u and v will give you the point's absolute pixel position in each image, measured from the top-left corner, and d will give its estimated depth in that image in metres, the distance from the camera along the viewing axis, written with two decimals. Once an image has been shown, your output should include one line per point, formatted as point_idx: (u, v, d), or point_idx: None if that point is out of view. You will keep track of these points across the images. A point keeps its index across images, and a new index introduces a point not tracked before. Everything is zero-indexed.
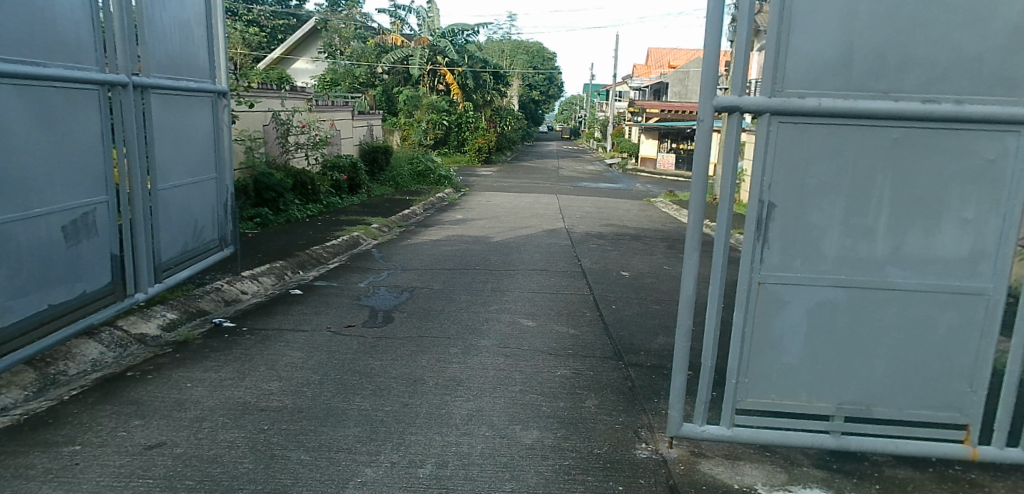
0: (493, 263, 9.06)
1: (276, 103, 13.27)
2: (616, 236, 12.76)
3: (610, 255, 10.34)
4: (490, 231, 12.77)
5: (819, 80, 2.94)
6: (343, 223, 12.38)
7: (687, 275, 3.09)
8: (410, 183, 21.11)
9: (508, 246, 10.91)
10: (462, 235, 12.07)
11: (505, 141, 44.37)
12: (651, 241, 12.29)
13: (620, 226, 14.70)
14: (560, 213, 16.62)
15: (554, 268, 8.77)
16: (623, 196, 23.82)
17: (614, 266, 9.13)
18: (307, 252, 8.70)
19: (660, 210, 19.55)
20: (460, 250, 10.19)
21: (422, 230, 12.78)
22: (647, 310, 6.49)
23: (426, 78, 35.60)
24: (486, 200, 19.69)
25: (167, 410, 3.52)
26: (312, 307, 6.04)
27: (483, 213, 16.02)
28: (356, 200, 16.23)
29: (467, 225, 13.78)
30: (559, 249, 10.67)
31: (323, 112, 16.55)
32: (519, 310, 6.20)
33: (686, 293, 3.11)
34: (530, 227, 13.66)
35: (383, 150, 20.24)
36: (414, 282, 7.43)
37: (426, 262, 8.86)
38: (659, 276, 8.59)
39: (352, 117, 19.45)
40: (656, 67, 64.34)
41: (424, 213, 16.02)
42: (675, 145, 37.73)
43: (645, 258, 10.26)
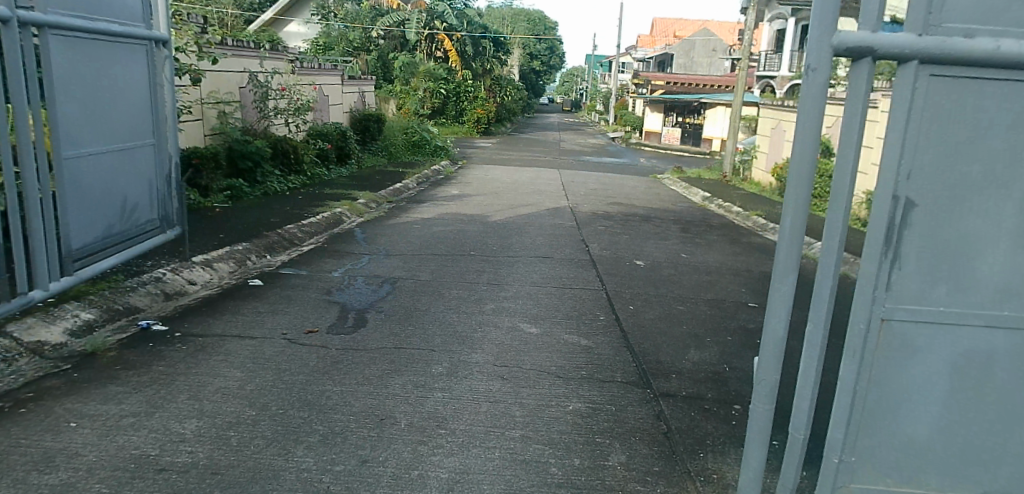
0: (490, 248, 8.03)
1: (254, 64, 12.04)
2: (624, 216, 11.72)
3: (620, 239, 9.31)
4: (488, 209, 11.73)
5: (993, 11, 1.87)
6: (327, 197, 11.32)
7: (777, 308, 2.04)
8: (404, 155, 20.02)
9: (507, 226, 9.88)
10: (456, 213, 11.02)
11: (504, 112, 43.04)
12: (662, 223, 11.25)
13: (627, 205, 13.67)
14: (563, 190, 15.55)
15: (559, 255, 7.74)
16: (628, 171, 22.71)
17: (625, 254, 8.12)
18: (280, 232, 7.65)
19: (668, 188, 18.48)
20: (453, 231, 9.15)
21: (413, 206, 11.74)
22: (671, 312, 5.47)
23: (423, 44, 34.17)
24: (484, 174, 18.59)
25: (25, 473, 2.54)
26: (269, 304, 5.01)
27: (480, 189, 14.95)
28: (343, 172, 15.16)
29: (462, 201, 12.72)
30: (563, 231, 9.64)
31: (309, 75, 15.35)
32: (519, 311, 5.21)
33: (774, 333, 2.07)
34: (531, 206, 12.60)
35: (375, 118, 19.05)
36: (397, 272, 6.39)
37: (414, 246, 7.83)
38: (678, 267, 7.57)
39: (342, 83, 18.22)
40: (662, 38, 62.56)
41: (417, 187, 14.93)
42: (681, 119, 36.46)
43: (658, 244, 9.24)
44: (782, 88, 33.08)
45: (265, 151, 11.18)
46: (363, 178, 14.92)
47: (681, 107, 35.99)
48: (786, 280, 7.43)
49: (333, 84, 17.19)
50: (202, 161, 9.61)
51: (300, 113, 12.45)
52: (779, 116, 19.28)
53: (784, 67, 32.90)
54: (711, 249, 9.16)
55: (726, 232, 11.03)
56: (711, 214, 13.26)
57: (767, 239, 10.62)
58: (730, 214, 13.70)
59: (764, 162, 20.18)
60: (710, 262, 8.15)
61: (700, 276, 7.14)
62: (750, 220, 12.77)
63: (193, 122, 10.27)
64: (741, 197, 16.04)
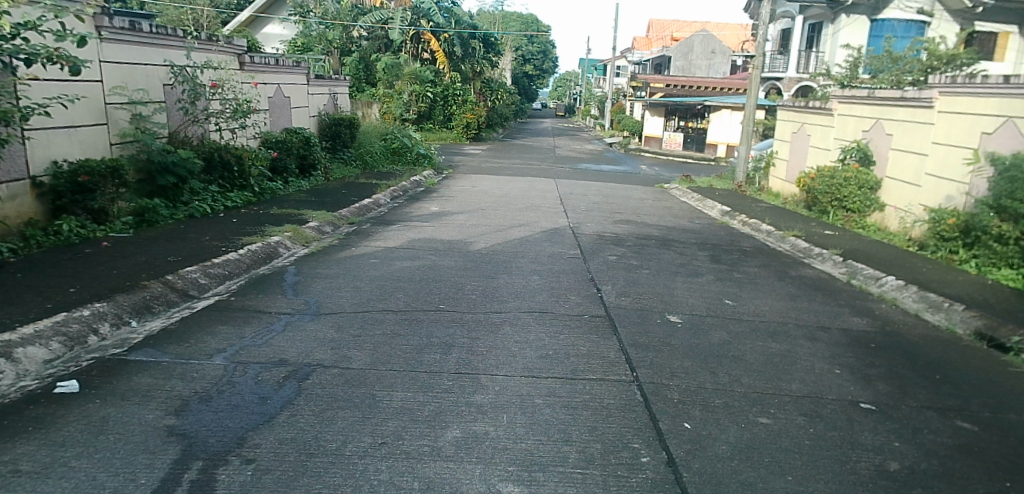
0: (463, 297, 5.83)
1: (181, 56, 9.79)
2: (637, 240, 9.55)
3: (637, 277, 7.15)
4: (468, 233, 9.51)
5: None
6: (270, 219, 9.13)
7: None
8: (381, 163, 17.96)
9: (491, 259, 7.68)
10: (426, 239, 8.81)
11: (496, 118, 40.93)
12: (685, 249, 9.15)
13: (638, 224, 11.51)
14: (561, 203, 13.47)
15: (560, 308, 5.56)
16: (629, 180, 20.68)
17: (651, 302, 5.95)
18: (168, 279, 5.42)
19: (678, 200, 16.44)
20: (416, 268, 6.95)
21: (376, 229, 9.52)
22: (749, 436, 3.33)
23: (408, 45, 32.04)
24: (471, 185, 16.51)
25: None
26: (53, 451, 2.81)
27: (463, 204, 12.76)
28: (303, 185, 13.04)
29: (438, 222, 10.51)
30: (564, 266, 7.46)
31: (263, 73, 13.18)
32: (499, 447, 3.04)
33: None
34: (522, 227, 10.41)
35: (347, 123, 16.85)
36: (317, 352, 4.19)
37: (358, 297, 5.62)
38: (729, 326, 5.40)
39: (308, 83, 16.03)
40: (659, 40, 60.61)
41: (390, 202, 12.81)
42: (682, 123, 34.30)
43: (687, 282, 7.09)
44: (789, 90, 30.91)
45: (193, 163, 9.01)
46: (327, 193, 12.71)
47: (682, 110, 33.95)
48: (882, 346, 5.27)
49: (295, 83, 15.00)
50: (95, 177, 7.30)
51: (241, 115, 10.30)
52: (801, 118, 17.07)
53: (789, 68, 30.68)
54: (757, 291, 6.99)
55: (765, 260, 8.87)
56: (738, 235, 11.12)
57: (819, 271, 8.46)
58: (759, 234, 11.56)
59: (783, 170, 18.07)
60: (765, 314, 5.99)
61: (764, 345, 4.97)
62: (786, 241, 10.62)
63: (95, 126, 8.06)
64: (766, 212, 13.97)
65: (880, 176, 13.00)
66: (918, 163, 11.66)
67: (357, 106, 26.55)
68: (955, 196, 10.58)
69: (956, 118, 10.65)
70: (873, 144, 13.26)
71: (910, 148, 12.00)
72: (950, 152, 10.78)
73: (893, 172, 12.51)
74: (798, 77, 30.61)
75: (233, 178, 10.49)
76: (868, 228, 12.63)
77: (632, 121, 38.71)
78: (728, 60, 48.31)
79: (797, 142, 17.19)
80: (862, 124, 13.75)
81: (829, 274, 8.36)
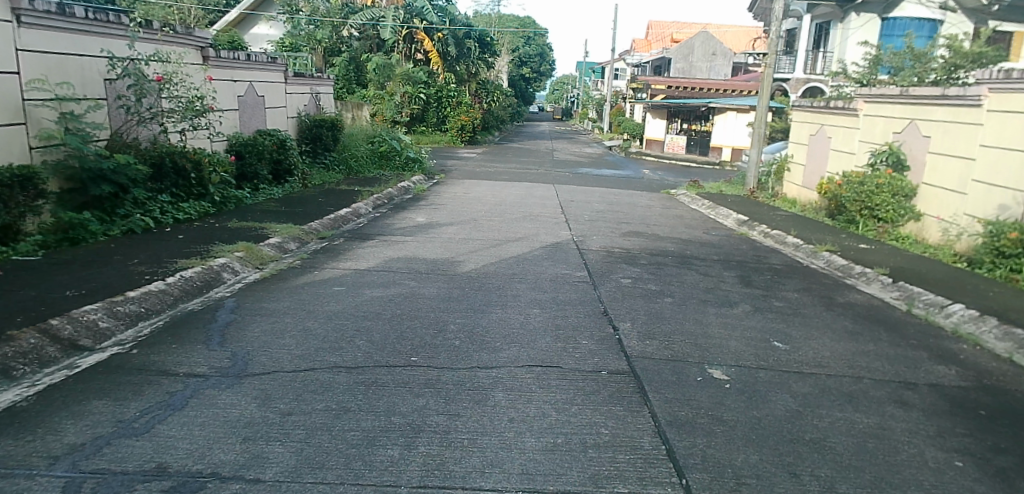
0: (442, 344, 4.51)
1: (123, 47, 8.49)
2: (652, 258, 8.28)
3: (661, 308, 5.87)
4: (456, 250, 8.19)
5: None
6: (223, 234, 7.81)
7: None
8: (368, 169, 16.65)
9: (481, 284, 6.37)
10: (405, 259, 7.49)
11: (492, 120, 39.68)
12: (709, 269, 7.85)
13: (649, 237, 10.25)
14: (562, 213, 12.18)
15: (569, 359, 4.28)
16: (633, 185, 19.44)
17: (684, 348, 4.67)
18: (49, 326, 4.07)
19: (688, 207, 15.17)
20: (389, 299, 5.64)
21: (350, 245, 8.21)
22: None
23: (401, 45, 30.85)
24: (464, 192, 15.23)
25: None
26: None
27: (453, 214, 11.45)
28: (275, 194, 11.72)
29: (424, 236, 9.20)
30: (570, 293, 6.18)
31: (233, 69, 11.88)
32: None
33: None
34: (519, 241, 9.12)
35: (329, 125, 15.56)
36: (220, 452, 2.87)
37: (303, 347, 4.30)
38: (792, 389, 4.11)
39: (286, 81, 14.72)
40: (658, 42, 59.47)
41: (373, 212, 11.50)
42: (685, 126, 33.04)
43: (722, 314, 5.81)
44: (796, 92, 29.53)
45: (135, 169, 7.72)
46: (301, 201, 11.41)
47: (685, 113, 32.75)
48: (999, 414, 3.96)
49: (271, 81, 13.71)
50: None
51: (195, 114, 9.05)
52: (820, 120, 15.81)
53: (797, 68, 29.40)
54: (808, 326, 5.70)
55: (803, 283, 7.57)
56: (764, 250, 9.85)
57: (870, 297, 7.16)
58: (785, 248, 10.30)
59: (800, 175, 16.81)
60: (829, 364, 4.69)
61: (846, 418, 3.68)
62: (819, 258, 9.36)
63: (9, 127, 6.77)
64: (788, 222, 12.68)
65: (915, 182, 11.74)
66: (964, 168, 10.40)
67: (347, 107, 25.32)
68: (1011, 205, 9.31)
69: (1009, 118, 9.40)
70: (908, 147, 12.01)
71: (952, 152, 10.75)
72: (1003, 155, 9.53)
73: (931, 178, 11.26)
74: (806, 77, 29.32)
75: (190, 187, 9.21)
76: (902, 239, 11.38)
77: (633, 124, 37.45)
78: (729, 62, 47.10)
79: (816, 146, 15.94)
80: (893, 126, 12.50)
81: (882, 300, 7.07)
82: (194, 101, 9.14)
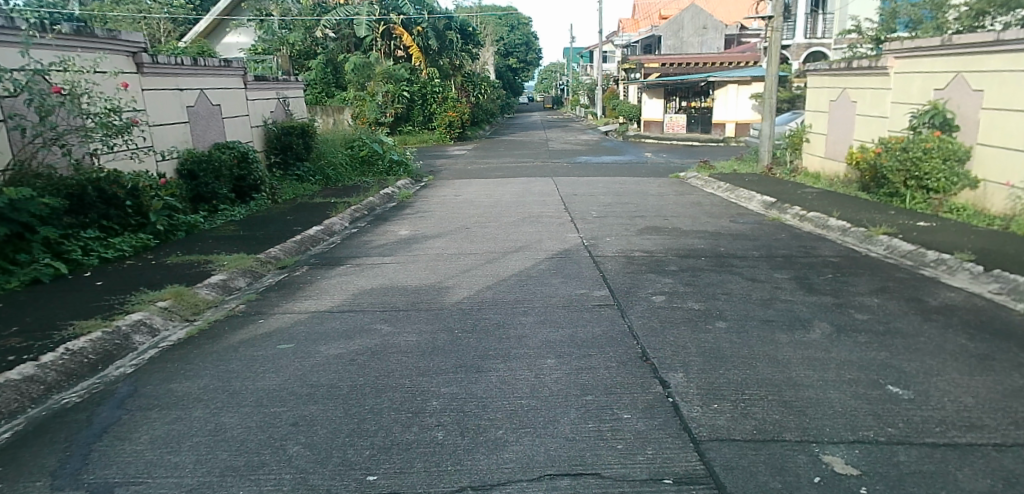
0: (417, 440, 3.04)
1: (11, 56, 6.93)
2: (683, 263, 6.83)
3: (715, 338, 4.42)
4: (442, 271, 6.71)
5: None
6: (156, 273, 6.35)
7: None
8: (348, 177, 15.14)
9: (474, 321, 4.89)
10: (379, 289, 6.02)
11: (481, 114, 38.10)
12: (755, 271, 6.38)
13: (672, 233, 8.77)
14: (565, 211, 10.71)
15: (609, 458, 2.82)
16: (638, 171, 17.93)
17: (771, 415, 3.22)
18: None
19: (703, 191, 13.68)
20: (348, 359, 4.15)
21: (313, 275, 6.73)
22: None
23: (379, 42, 29.37)
24: (454, 194, 13.74)
25: None
26: None
27: (441, 223, 9.95)
28: (238, 216, 10.26)
29: (405, 254, 7.72)
30: (591, 326, 4.71)
31: (177, 76, 10.31)
32: None
33: None
34: (519, 252, 7.65)
35: (299, 132, 14.03)
36: None
37: (204, 470, 2.82)
38: (961, 488, 2.64)
39: (247, 86, 13.15)
40: (646, 21, 57.79)
41: (351, 226, 10.01)
42: (684, 104, 31.49)
43: (798, 341, 4.35)
44: (797, 59, 28.22)
45: (40, 203, 6.26)
46: (266, 221, 9.91)
47: (683, 90, 31.24)
48: None
49: (225, 88, 12.12)
50: None
51: (111, 133, 7.53)
52: (842, 83, 14.26)
53: (796, 34, 28.08)
54: (918, 351, 4.22)
55: (876, 282, 6.08)
56: (808, 240, 8.36)
57: (965, 295, 5.67)
58: (829, 233, 8.83)
59: (822, 146, 15.31)
60: (985, 424, 3.21)
61: None
62: (877, 243, 7.89)
63: None
64: (821, 200, 11.18)
65: (968, 143, 10.25)
66: None
67: (314, 113, 25.14)
68: None
69: None
70: (955, 104, 10.52)
71: (1012, 106, 9.30)
72: None
73: (990, 138, 9.79)
74: (807, 42, 28.13)
75: (126, 216, 7.75)
76: (961, 211, 9.94)
77: (628, 106, 35.83)
78: (721, 35, 45.28)
79: (839, 112, 14.42)
80: (934, 82, 11.03)
81: (984, 298, 5.58)
82: (110, 115, 7.64)
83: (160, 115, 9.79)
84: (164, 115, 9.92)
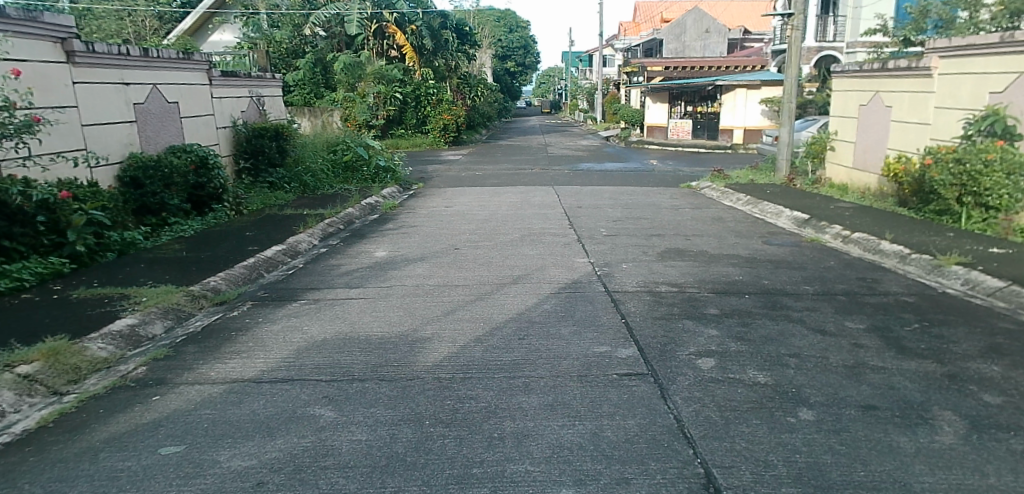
0: None
1: None
2: (725, 305, 5.43)
3: (808, 445, 3.01)
4: (418, 312, 5.28)
5: None
6: (51, 314, 4.94)
7: None
8: (328, 184, 13.69)
9: (455, 404, 3.47)
10: (333, 342, 4.58)
11: (478, 117, 36.71)
12: (821, 321, 4.98)
13: (699, 259, 7.37)
14: (570, 228, 9.31)
15: None
16: (647, 180, 16.54)
17: None
18: None
19: (721, 205, 12.31)
20: (255, 484, 2.71)
21: (256, 314, 5.28)
22: None
23: (370, 41, 28.02)
24: (445, 205, 12.32)
25: None
26: None
27: (426, 242, 8.53)
28: (191, 230, 8.85)
29: (378, 284, 6.31)
30: (621, 416, 3.30)
31: (120, 68, 8.88)
32: None
33: None
34: (518, 283, 6.25)
35: (271, 134, 12.63)
36: None
37: None
38: None
39: (213, 82, 11.70)
40: (647, 25, 56.45)
41: (321, 245, 8.56)
42: (690, 108, 30.13)
43: (929, 456, 2.94)
44: (808, 62, 26.90)
45: None
46: (220, 237, 8.45)
47: (689, 94, 29.89)
48: None
49: (184, 84, 10.63)
50: None
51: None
52: (874, 86, 12.90)
53: (807, 37, 26.75)
54: None
55: (982, 338, 4.67)
56: (865, 271, 6.94)
57: None
58: (886, 261, 7.47)
59: (850, 154, 13.94)
60: None
61: None
62: (951, 276, 6.51)
63: None
64: (862, 217, 9.79)
65: None
66: None
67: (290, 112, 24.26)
68: None
69: None
70: (1016, 110, 9.19)
71: None
72: None
73: None
74: (818, 46, 26.76)
75: (37, 236, 6.38)
76: None
77: (631, 110, 34.10)
78: (723, 39, 44.03)
79: (870, 118, 13.05)
80: (988, 84, 9.70)
81: None
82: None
83: (95, 112, 8.33)
84: (101, 113, 8.45)
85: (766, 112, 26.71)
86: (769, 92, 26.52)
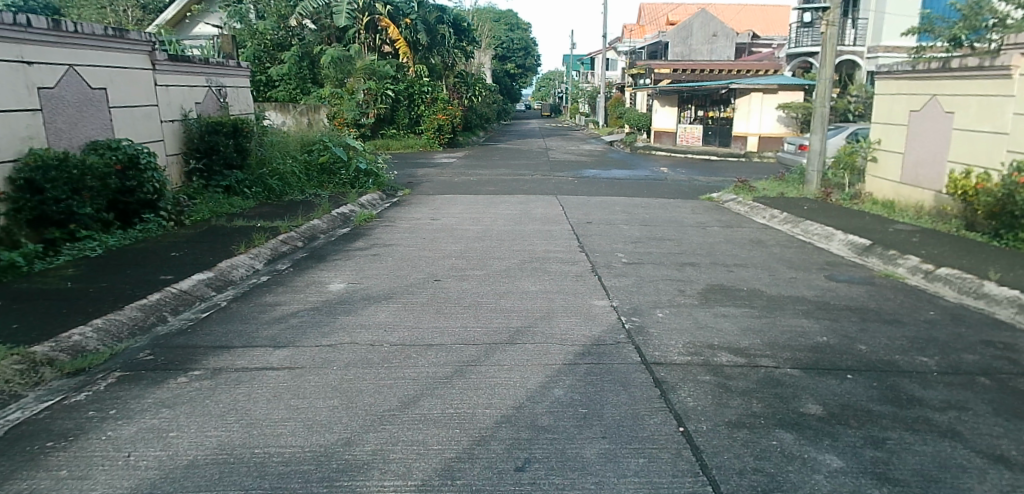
0: None
1: None
2: (826, 396, 3.60)
3: None
4: (360, 400, 3.45)
5: None
6: None
7: None
8: (298, 188, 11.85)
9: None
10: (202, 472, 2.73)
11: (476, 119, 34.86)
12: (988, 436, 3.17)
13: (756, 304, 5.55)
14: (582, 253, 7.47)
15: None
16: (662, 191, 14.72)
17: None
18: None
19: (755, 223, 10.49)
20: None
21: (111, 400, 3.43)
22: None
23: (362, 34, 26.22)
24: (431, 217, 10.49)
25: None
26: None
27: (399, 269, 6.70)
28: (99, 249, 6.98)
29: (317, 340, 4.46)
30: None
31: (18, 43, 7.08)
32: None
33: None
34: (516, 343, 4.41)
35: (230, 130, 10.65)
36: None
37: None
38: None
39: (157, 66, 9.84)
40: (652, 28, 54.64)
41: (264, 271, 6.71)
42: (701, 113, 28.29)
43: None
44: None
45: None
46: (136, 258, 6.61)
47: (700, 98, 28.12)
48: None
49: (115, 66, 8.79)
50: None
51: None
52: (931, 88, 11.11)
53: None
54: None
55: None
56: (985, 329, 5.11)
57: None
58: (999, 312, 5.66)
59: (897, 166, 12.13)
60: None
61: None
62: None
63: None
64: (938, 244, 7.98)
65: None
66: None
67: (268, 109, 22.30)
68: None
69: None
70: None
71: None
72: None
73: None
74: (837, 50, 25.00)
75: None
76: None
77: (636, 114, 32.42)
78: (731, 43, 42.33)
79: (924, 125, 11.26)
80: None
81: None
82: None
83: None
84: None
85: (784, 119, 24.97)
86: (786, 97, 24.75)
